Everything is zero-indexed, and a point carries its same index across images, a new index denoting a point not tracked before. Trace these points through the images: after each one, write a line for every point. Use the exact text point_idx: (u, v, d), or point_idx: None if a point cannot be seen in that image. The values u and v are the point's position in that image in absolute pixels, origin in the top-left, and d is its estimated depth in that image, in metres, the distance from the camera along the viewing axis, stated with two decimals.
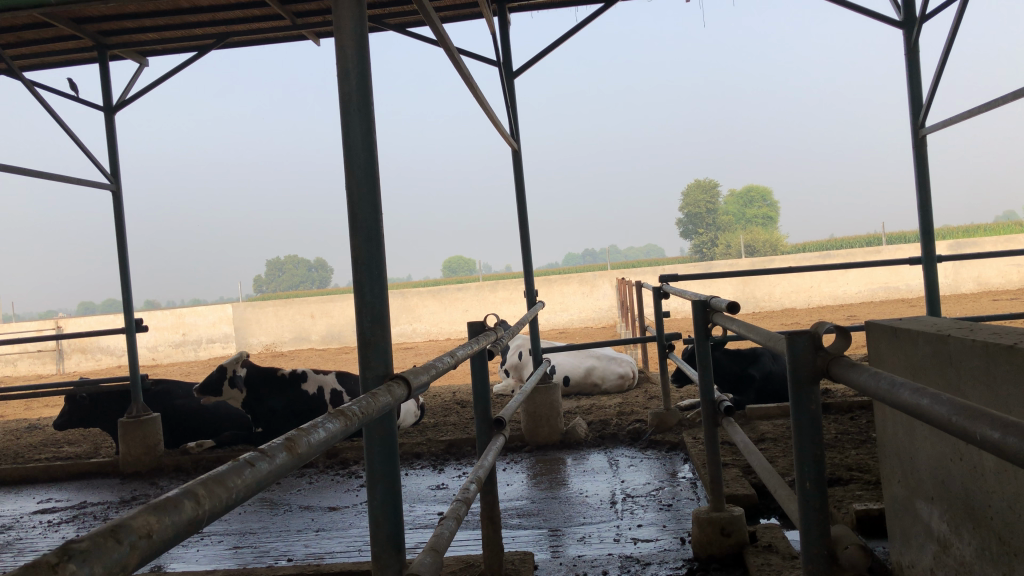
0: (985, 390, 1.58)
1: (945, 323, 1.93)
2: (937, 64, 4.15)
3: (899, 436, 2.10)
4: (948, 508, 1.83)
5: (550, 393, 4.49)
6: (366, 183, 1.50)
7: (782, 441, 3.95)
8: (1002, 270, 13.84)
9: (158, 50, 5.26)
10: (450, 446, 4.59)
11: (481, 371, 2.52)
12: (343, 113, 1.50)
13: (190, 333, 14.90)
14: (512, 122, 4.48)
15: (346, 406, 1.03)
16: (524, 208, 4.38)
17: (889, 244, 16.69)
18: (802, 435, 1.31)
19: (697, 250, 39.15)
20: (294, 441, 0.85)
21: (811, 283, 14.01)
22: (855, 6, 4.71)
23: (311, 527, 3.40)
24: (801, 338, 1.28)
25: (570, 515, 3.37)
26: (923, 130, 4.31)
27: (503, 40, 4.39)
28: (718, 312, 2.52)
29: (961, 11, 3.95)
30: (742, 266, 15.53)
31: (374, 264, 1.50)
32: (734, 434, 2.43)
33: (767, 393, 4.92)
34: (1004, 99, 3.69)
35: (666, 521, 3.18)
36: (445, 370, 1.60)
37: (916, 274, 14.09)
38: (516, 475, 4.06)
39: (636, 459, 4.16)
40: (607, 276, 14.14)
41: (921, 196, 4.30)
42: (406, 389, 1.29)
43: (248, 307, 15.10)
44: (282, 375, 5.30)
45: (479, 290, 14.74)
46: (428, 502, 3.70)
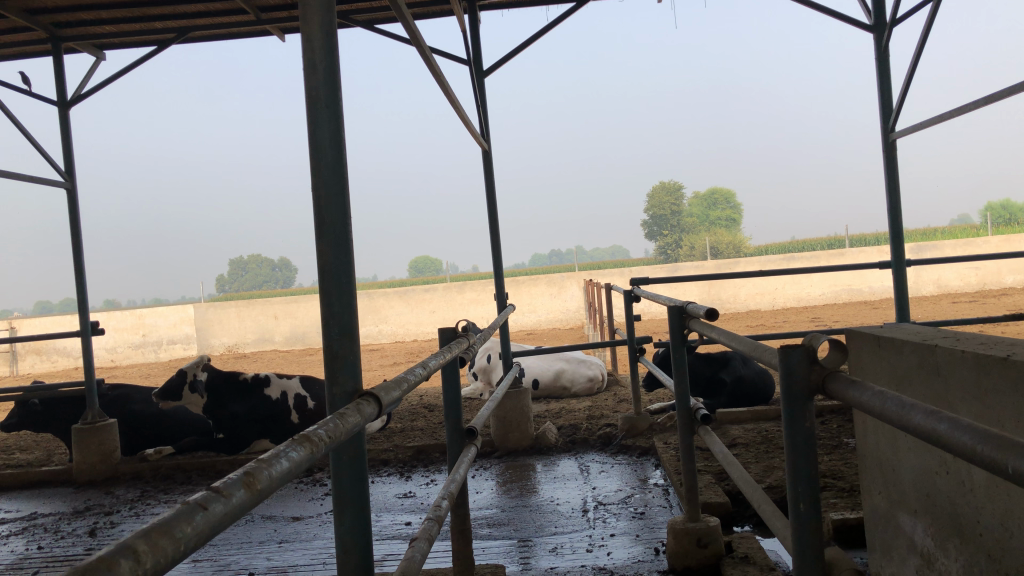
0: (976, 403, 1.53)
1: (929, 331, 1.88)
2: (908, 68, 4.15)
3: (881, 446, 2.05)
4: (933, 521, 1.79)
5: (520, 398, 4.41)
6: (334, 184, 1.41)
7: (754, 446, 3.91)
8: (961, 273, 14.04)
9: (116, 44, 5.09)
10: (418, 452, 4.50)
11: (452, 378, 2.43)
12: (310, 110, 1.40)
13: (150, 334, 14.58)
14: (482, 122, 4.40)
15: (311, 431, 0.94)
16: (494, 209, 4.29)
17: (851, 247, 16.91)
18: (797, 452, 1.25)
19: (662, 252, 39.46)
20: (253, 476, 0.75)
21: (775, 285, 14.12)
22: (825, 9, 4.70)
23: (273, 538, 3.28)
24: (795, 352, 1.22)
25: (541, 525, 3.29)
26: (893, 134, 4.31)
27: (473, 38, 4.30)
28: (695, 317, 2.45)
29: (931, 16, 3.94)
30: (708, 269, 15.60)
31: (342, 271, 1.40)
32: (711, 441, 2.36)
33: (738, 398, 4.88)
34: (974, 105, 3.69)
35: (639, 531, 3.11)
36: (417, 383, 1.51)
37: (879, 277, 14.25)
38: (485, 482, 3.98)
39: (607, 465, 4.10)
40: (574, 277, 14.11)
41: (891, 201, 4.29)
42: (377, 408, 1.20)
43: (209, 307, 14.85)
44: (245, 380, 5.16)
45: (446, 291, 14.61)
46: (395, 511, 3.60)
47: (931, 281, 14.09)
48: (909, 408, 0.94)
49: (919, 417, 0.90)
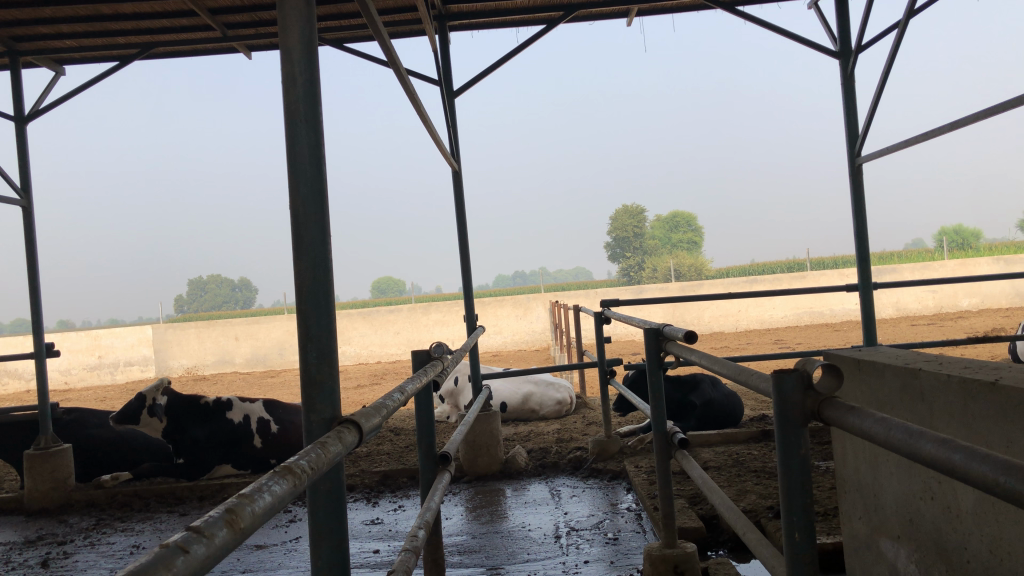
0: (963, 428, 1.52)
1: (910, 354, 1.87)
2: (873, 95, 4.21)
3: (860, 470, 2.04)
4: (916, 548, 1.77)
5: (489, 421, 4.35)
6: (313, 203, 1.35)
7: (726, 469, 3.90)
8: (919, 296, 14.30)
9: (76, 59, 4.97)
10: (385, 478, 4.40)
11: (425, 402, 2.38)
12: (288, 124, 1.35)
13: (106, 355, 14.19)
14: (452, 142, 4.36)
15: (292, 462, 0.88)
16: (464, 229, 4.25)
17: (811, 270, 17.16)
18: (792, 481, 1.22)
19: (626, 275, 39.72)
20: (235, 513, 0.70)
21: (738, 307, 14.24)
22: (792, 35, 4.76)
23: (236, 568, 3.16)
24: (789, 376, 1.19)
25: (513, 551, 3.23)
26: (859, 158, 4.36)
27: (444, 58, 4.28)
28: (671, 340, 2.43)
29: (896, 45, 4.01)
30: (672, 291, 15.68)
31: (320, 292, 1.34)
32: (688, 466, 2.33)
33: (708, 421, 4.86)
34: (938, 132, 3.74)
35: (613, 557, 3.07)
36: (396, 409, 1.44)
37: (840, 299, 14.46)
38: (454, 508, 3.90)
39: (579, 490, 4.05)
40: (540, 299, 14.10)
41: (857, 225, 4.33)
42: (357, 435, 1.14)
43: (168, 328, 14.54)
44: (206, 404, 5.04)
45: (411, 312, 14.48)
46: (362, 539, 3.51)
47: (890, 303, 14.34)
48: (919, 437, 0.90)
49: (929, 446, 0.87)
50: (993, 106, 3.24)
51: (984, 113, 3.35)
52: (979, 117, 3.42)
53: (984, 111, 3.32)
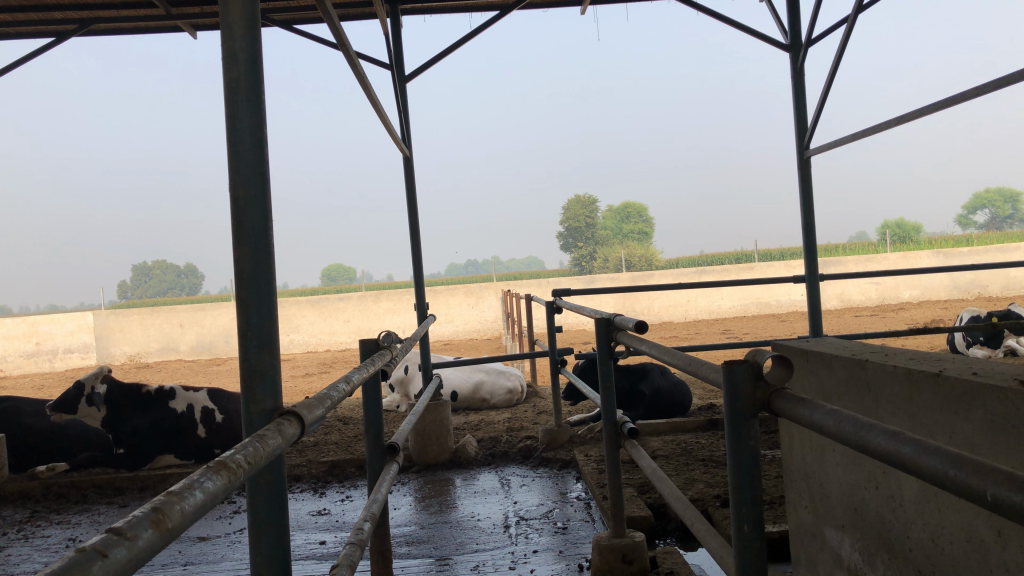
0: (909, 418, 1.53)
1: (856, 345, 1.89)
2: (822, 89, 4.26)
3: (806, 460, 2.06)
4: (860, 536, 1.78)
5: (439, 410, 4.32)
6: (254, 185, 1.30)
7: (674, 458, 3.92)
8: (862, 288, 14.63)
9: (9, 33, 4.77)
10: (332, 468, 4.34)
11: (374, 393, 2.34)
12: (228, 103, 1.29)
13: (44, 342, 13.79)
14: (404, 128, 4.29)
15: (227, 456, 0.84)
16: (415, 215, 4.20)
17: (759, 261, 17.45)
18: (740, 472, 1.21)
19: (578, 265, 39.96)
20: (162, 513, 0.65)
21: (688, 298, 14.41)
22: (744, 27, 4.78)
23: (178, 561, 3.08)
24: (739, 368, 1.18)
25: (462, 542, 3.21)
26: (808, 152, 4.41)
27: (396, 42, 4.21)
28: (622, 329, 2.42)
29: (845, 40, 4.05)
30: (623, 282, 15.79)
31: (261, 278, 1.29)
32: (637, 454, 2.32)
33: (657, 410, 4.90)
34: (883, 126, 3.80)
35: (562, 547, 3.07)
36: (340, 400, 1.41)
37: (787, 291, 14.71)
38: (403, 498, 3.86)
39: (528, 479, 4.04)
40: (492, 287, 14.08)
41: (805, 217, 4.38)
42: (299, 428, 1.10)
43: (110, 315, 14.18)
44: (148, 392, 4.91)
45: (361, 300, 14.36)
46: (309, 530, 3.45)
47: (835, 295, 14.65)
48: (869, 429, 0.90)
49: (880, 439, 0.87)
50: (939, 102, 3.29)
51: (930, 108, 3.41)
52: (924, 112, 3.47)
53: (929, 107, 3.38)
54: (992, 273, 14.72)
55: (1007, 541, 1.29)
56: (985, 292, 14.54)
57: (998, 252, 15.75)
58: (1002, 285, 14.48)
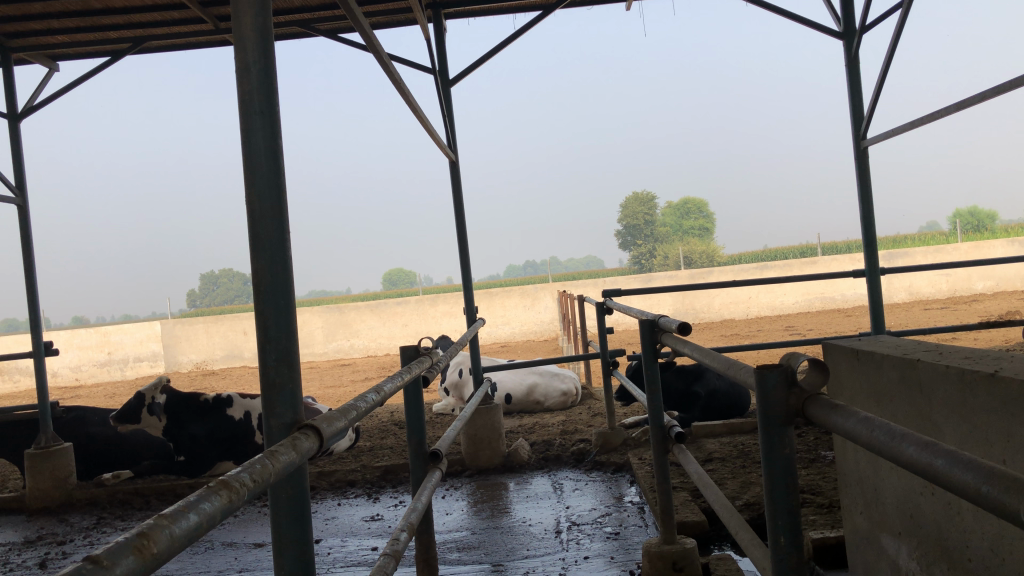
0: (962, 421, 1.45)
1: (910, 344, 1.80)
2: (878, 76, 4.11)
3: (860, 464, 1.97)
4: (918, 544, 1.70)
5: (491, 414, 4.30)
6: (271, 195, 1.30)
7: (730, 460, 3.83)
8: (931, 280, 14.17)
9: (68, 54, 4.93)
10: (386, 473, 4.36)
11: (415, 399, 2.33)
12: (243, 115, 1.29)
13: (115, 351, 14.23)
14: (449, 132, 4.29)
15: (231, 475, 0.83)
16: (462, 218, 4.19)
17: (823, 255, 17.03)
18: (776, 482, 1.16)
19: (636, 263, 39.67)
20: (147, 539, 0.64)
21: (748, 294, 14.15)
22: (794, 16, 4.65)
23: (233, 567, 3.12)
24: (772, 374, 1.13)
25: (513, 548, 3.18)
26: (865, 142, 4.26)
27: (439, 47, 4.21)
28: (667, 331, 2.35)
29: (900, 25, 3.91)
30: (680, 280, 15.57)
31: (280, 290, 1.28)
32: (682, 457, 2.25)
33: (713, 411, 4.80)
34: (945, 112, 3.66)
35: (614, 553, 3.02)
36: (366, 411, 1.40)
37: (852, 285, 14.33)
38: (455, 503, 3.86)
39: (581, 483, 3.99)
40: (548, 288, 14.05)
41: (864, 209, 4.24)
42: (317, 443, 1.09)
43: (177, 324, 14.57)
44: (205, 401, 5.01)
45: (419, 303, 14.48)
46: (361, 536, 3.47)
47: (903, 288, 14.20)
48: (900, 439, 0.84)
49: (911, 450, 0.81)
50: (1003, 83, 3.15)
51: (993, 91, 3.26)
52: (988, 95, 3.32)
53: (992, 90, 3.24)
54: None
55: None
56: None
57: None
58: None
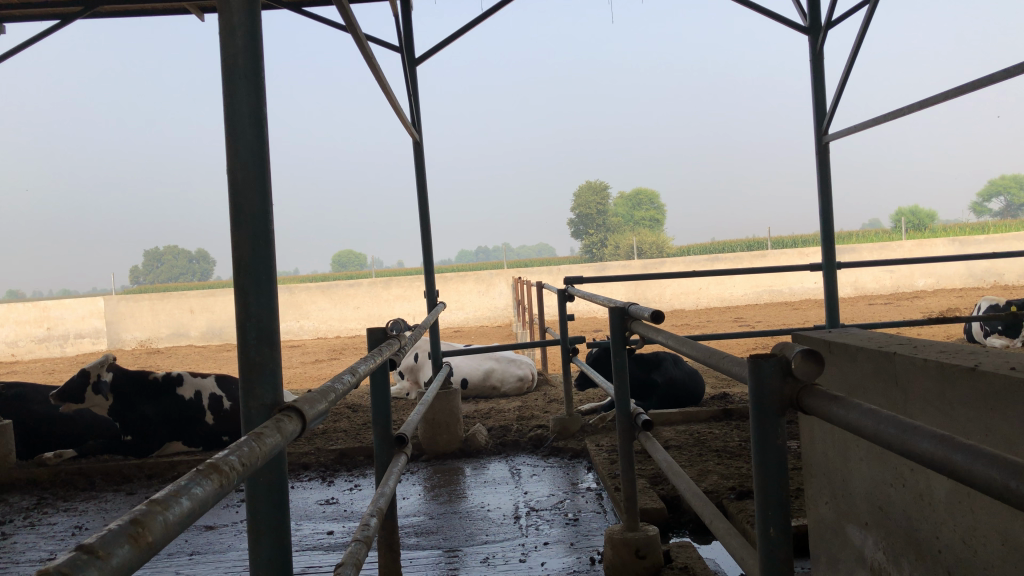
0: (940, 414, 1.46)
1: (882, 336, 1.82)
2: (842, 72, 4.15)
3: (828, 453, 1.99)
4: (885, 534, 1.72)
5: (449, 399, 4.27)
6: (254, 166, 1.24)
7: (687, 448, 3.86)
8: (876, 275, 14.51)
9: (15, 16, 4.72)
10: (341, 456, 4.30)
11: (381, 381, 2.28)
12: (226, 79, 1.23)
13: (55, 327, 13.85)
14: (414, 112, 4.22)
15: (220, 459, 0.78)
16: (425, 200, 4.13)
17: (771, 248, 17.34)
18: (768, 472, 1.14)
19: (587, 251, 39.86)
20: (142, 526, 0.59)
21: (699, 285, 14.34)
22: (761, 9, 4.67)
23: (184, 551, 3.03)
24: (768, 362, 1.11)
25: (471, 533, 3.16)
26: (826, 137, 4.31)
27: (406, 25, 4.12)
28: (638, 319, 2.34)
29: (866, 23, 3.94)
30: (634, 270, 15.69)
31: (261, 267, 1.23)
32: (650, 445, 2.24)
33: (669, 400, 4.83)
34: (904, 111, 3.71)
35: (573, 539, 3.01)
36: (344, 393, 1.36)
37: (800, 278, 14.59)
38: (412, 488, 3.82)
39: (539, 469, 3.99)
40: (503, 274, 14.02)
41: (823, 204, 4.29)
42: (300, 425, 1.04)
43: (121, 300, 14.20)
44: (155, 380, 4.89)
45: (371, 286, 14.34)
46: (316, 520, 3.41)
47: (849, 283, 14.54)
48: (913, 432, 0.83)
49: (925, 443, 0.80)
50: (963, 85, 3.20)
51: (953, 92, 3.31)
52: (946, 97, 3.37)
53: (952, 92, 3.30)
54: (1009, 262, 14.54)
55: None
56: (1001, 281, 14.38)
57: (1014, 239, 15.61)
58: (1018, 273, 14.33)
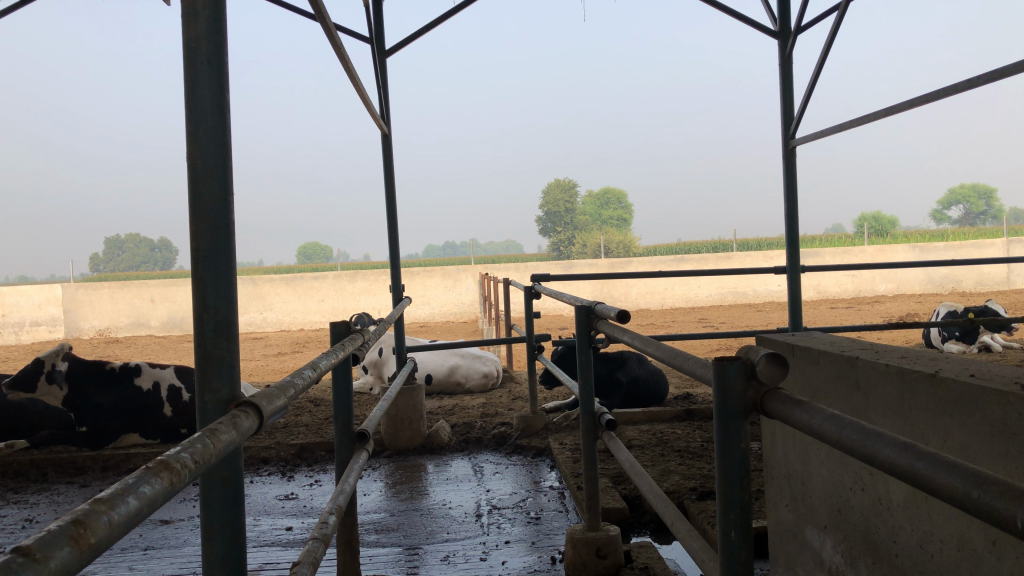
0: (900, 420, 1.47)
1: (844, 341, 1.84)
2: (811, 78, 4.19)
3: (788, 456, 2.01)
4: (843, 537, 1.73)
5: (412, 395, 4.24)
6: (214, 154, 1.21)
7: (649, 448, 3.87)
8: (838, 280, 14.72)
9: None
10: (301, 451, 4.25)
11: (344, 377, 2.25)
12: (187, 64, 1.19)
13: (10, 314, 13.57)
14: (383, 104, 4.18)
15: (171, 456, 0.76)
16: (392, 193, 4.09)
17: (737, 250, 17.51)
18: (730, 475, 1.14)
19: (555, 249, 39.95)
20: (84, 527, 0.57)
21: (665, 285, 14.43)
22: (733, 12, 4.69)
23: (138, 545, 2.97)
24: (732, 366, 1.11)
25: (432, 531, 3.14)
26: (793, 141, 4.35)
27: (376, 16, 4.08)
28: (603, 318, 2.33)
29: (835, 29, 3.98)
30: (601, 269, 15.75)
31: (220, 258, 1.20)
32: (613, 445, 2.24)
33: (632, 398, 4.85)
34: (870, 118, 3.75)
35: (535, 538, 3.01)
36: (305, 389, 1.33)
37: (764, 281, 14.75)
38: (373, 484, 3.79)
39: (502, 466, 3.97)
40: (470, 270, 13.99)
41: (788, 208, 4.33)
42: (257, 422, 1.01)
43: (80, 288, 13.92)
44: (112, 370, 4.81)
45: (337, 279, 14.23)
46: (275, 515, 3.36)
47: (811, 286, 14.74)
48: (876, 439, 0.83)
49: (888, 450, 0.80)
50: (927, 95, 3.23)
51: (919, 101, 3.34)
52: (911, 105, 3.41)
53: (916, 101, 3.34)
54: (967, 269, 14.82)
55: (1003, 553, 1.23)
56: (959, 287, 14.66)
57: (972, 246, 15.92)
58: (975, 280, 14.63)
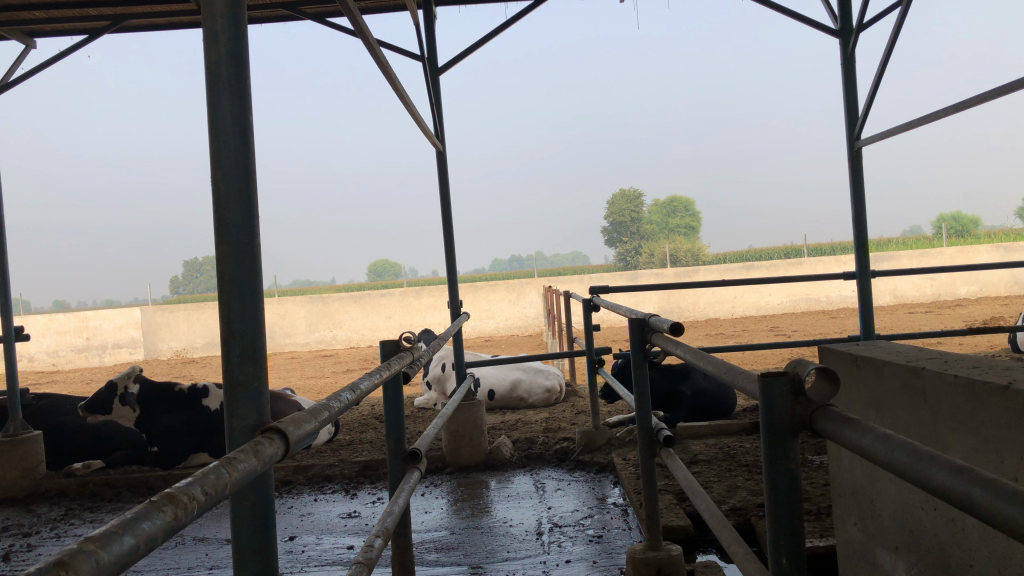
0: (971, 435, 1.37)
1: (910, 350, 1.74)
2: (875, 76, 4.04)
3: (856, 473, 1.90)
4: (916, 559, 1.63)
5: (473, 411, 4.21)
6: (238, 177, 1.21)
7: (716, 463, 3.76)
8: (916, 283, 14.20)
9: (46, 31, 4.80)
10: (364, 468, 4.27)
11: (394, 395, 2.23)
12: (209, 87, 1.20)
13: (94, 337, 14.11)
14: (437, 121, 4.19)
15: (179, 489, 0.73)
16: (447, 209, 4.09)
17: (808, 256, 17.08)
18: (779, 498, 1.07)
19: (622, 260, 39.68)
20: (66, 568, 0.55)
21: (734, 293, 14.15)
22: (791, 12, 4.57)
23: (204, 564, 3.01)
24: (778, 382, 1.04)
25: (492, 549, 3.10)
26: (859, 142, 4.19)
27: (428, 34, 4.10)
28: (657, 331, 2.27)
29: (899, 24, 3.82)
30: (666, 278, 15.54)
31: (244, 281, 1.20)
32: (669, 461, 2.16)
33: (698, 411, 4.75)
34: (940, 114, 3.59)
35: (596, 556, 2.94)
36: (341, 411, 1.32)
37: (838, 286, 14.33)
38: (435, 501, 3.77)
39: (564, 483, 3.91)
40: (534, 283, 13.96)
41: (856, 210, 4.17)
42: (282, 448, 1.00)
43: (157, 311, 14.35)
44: (181, 391, 4.90)
45: (403, 296, 14.35)
46: (337, 534, 3.37)
47: (888, 291, 14.26)
48: (929, 462, 0.76)
49: (941, 476, 0.73)
50: (999, 87, 3.08)
51: (991, 95, 3.18)
52: (983, 99, 3.26)
53: (989, 94, 3.18)
54: None
55: None
56: None
57: None
58: None
